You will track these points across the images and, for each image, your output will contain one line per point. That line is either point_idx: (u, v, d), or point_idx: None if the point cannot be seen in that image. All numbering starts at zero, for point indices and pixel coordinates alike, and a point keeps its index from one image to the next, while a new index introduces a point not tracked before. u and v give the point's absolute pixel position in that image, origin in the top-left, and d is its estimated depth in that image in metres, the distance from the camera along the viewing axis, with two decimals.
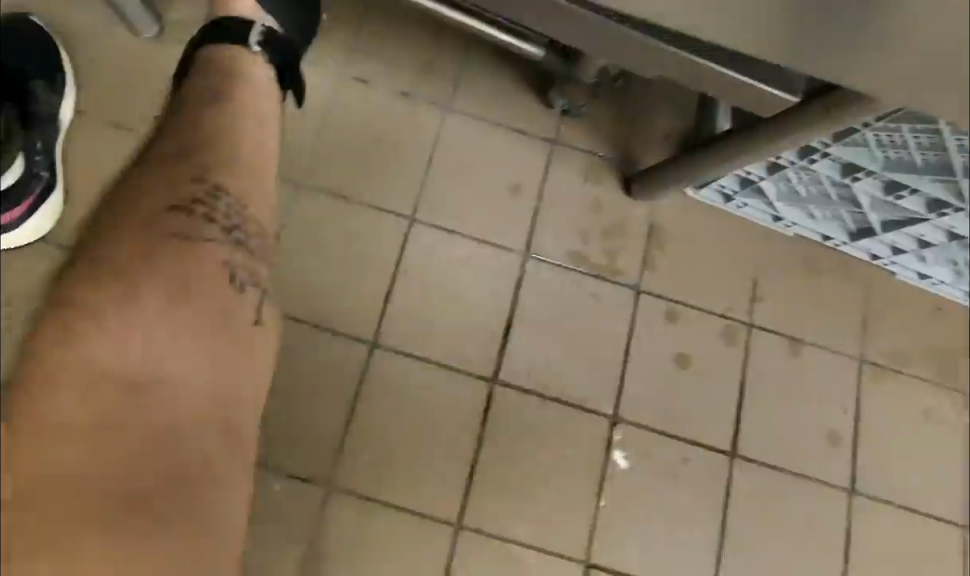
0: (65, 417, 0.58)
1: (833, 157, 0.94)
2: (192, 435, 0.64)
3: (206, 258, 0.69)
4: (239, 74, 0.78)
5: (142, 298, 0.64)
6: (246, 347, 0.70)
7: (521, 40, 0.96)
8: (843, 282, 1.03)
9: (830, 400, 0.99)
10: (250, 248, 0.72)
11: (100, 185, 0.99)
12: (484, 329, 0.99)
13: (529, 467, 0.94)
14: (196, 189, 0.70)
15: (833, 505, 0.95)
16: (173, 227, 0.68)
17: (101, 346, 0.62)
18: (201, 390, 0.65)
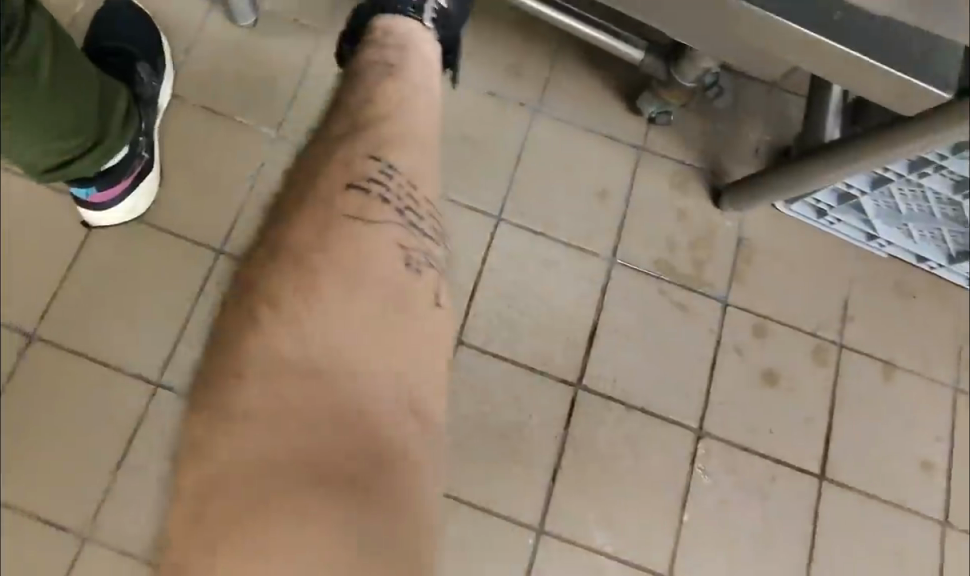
0: (250, 416, 0.49)
1: (949, 172, 0.94)
2: (388, 422, 0.51)
3: (380, 236, 0.57)
4: (406, 48, 0.71)
5: (320, 275, 0.54)
6: (434, 328, 0.58)
7: (622, 43, 1.02)
8: (934, 303, 1.07)
9: (922, 425, 1.00)
10: (424, 227, 0.60)
11: (218, 184, 1.13)
12: (570, 333, 1.02)
13: (614, 476, 0.95)
14: (368, 165, 0.60)
15: (919, 534, 0.96)
16: (349, 206, 0.58)
17: (285, 336, 0.52)
18: (385, 374, 0.53)
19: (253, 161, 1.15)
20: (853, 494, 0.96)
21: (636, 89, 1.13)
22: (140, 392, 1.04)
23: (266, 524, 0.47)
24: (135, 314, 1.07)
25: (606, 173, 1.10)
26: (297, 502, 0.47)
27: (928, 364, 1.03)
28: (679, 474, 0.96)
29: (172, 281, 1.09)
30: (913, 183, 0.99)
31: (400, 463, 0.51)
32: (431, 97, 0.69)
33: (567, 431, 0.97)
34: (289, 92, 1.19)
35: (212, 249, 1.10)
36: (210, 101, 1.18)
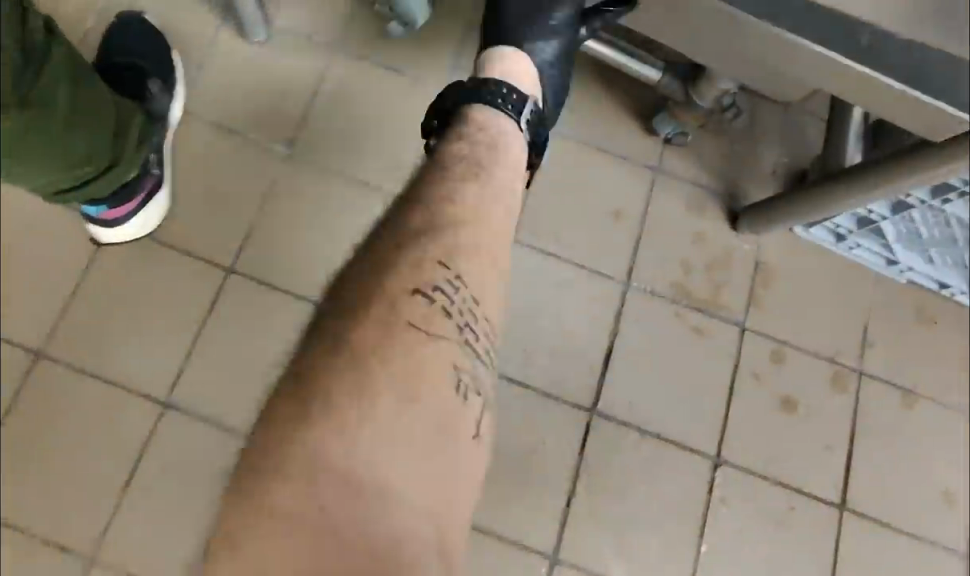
0: (287, 513, 0.46)
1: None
2: (414, 565, 0.47)
3: (428, 356, 0.55)
4: (498, 146, 0.68)
5: (377, 393, 0.51)
6: (470, 466, 0.55)
7: (641, 64, 1.01)
8: (954, 329, 1.05)
9: (945, 455, 0.98)
10: (477, 350, 0.58)
11: (229, 202, 1.12)
12: (584, 357, 1.00)
13: (629, 505, 0.93)
14: (437, 272, 0.58)
15: (942, 567, 0.93)
16: (411, 315, 0.55)
17: (334, 441, 0.48)
18: (421, 512, 0.49)
19: (263, 177, 1.14)
20: (876, 525, 0.94)
21: (654, 110, 1.12)
22: (147, 413, 1.03)
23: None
24: (144, 333, 1.06)
25: (621, 194, 1.09)
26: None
27: (949, 391, 1.01)
28: (696, 502, 0.94)
29: (180, 300, 1.07)
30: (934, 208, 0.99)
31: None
32: (512, 204, 0.67)
33: (581, 457, 0.95)
34: (301, 109, 1.18)
35: (222, 268, 1.09)
36: (222, 118, 1.17)
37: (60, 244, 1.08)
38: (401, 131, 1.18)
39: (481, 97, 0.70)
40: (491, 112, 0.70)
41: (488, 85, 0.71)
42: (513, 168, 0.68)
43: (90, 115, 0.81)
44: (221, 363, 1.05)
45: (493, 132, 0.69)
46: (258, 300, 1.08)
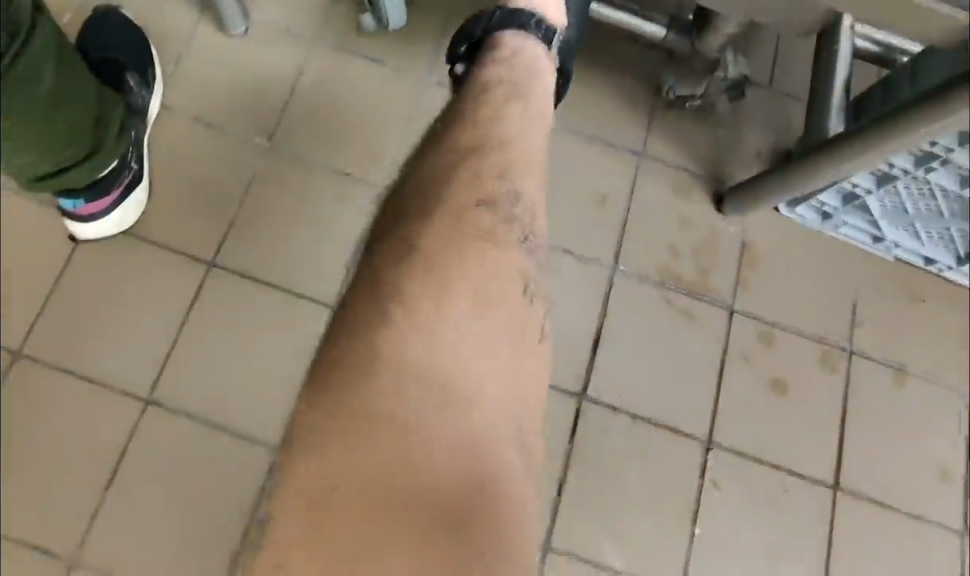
0: (376, 404, 0.52)
1: (953, 165, 0.92)
2: (495, 444, 0.54)
3: (501, 261, 0.60)
4: (532, 72, 0.69)
5: (452, 298, 0.57)
6: (538, 360, 0.61)
7: (643, 21, 1.02)
8: (943, 306, 1.04)
9: (937, 432, 0.97)
10: (539, 258, 0.64)
11: (210, 196, 1.10)
12: (572, 341, 0.99)
13: (621, 490, 0.92)
14: (501, 186, 0.62)
15: (938, 545, 0.93)
16: (481, 224, 0.60)
17: (415, 341, 0.54)
18: (498, 403, 0.55)
19: (243, 170, 1.12)
20: (869, 504, 0.93)
21: (653, 77, 1.12)
22: (129, 411, 1.01)
23: (372, 505, 0.50)
24: (125, 330, 1.04)
25: (607, 179, 1.08)
26: (404, 492, 0.51)
27: (940, 369, 1.01)
28: (688, 486, 0.93)
29: (162, 295, 1.05)
30: (918, 178, 0.97)
31: (499, 487, 0.53)
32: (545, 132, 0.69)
33: (572, 443, 0.94)
34: (281, 102, 1.16)
35: (202, 263, 1.07)
36: (201, 111, 1.15)
37: (37, 241, 1.06)
38: (383, 123, 1.16)
39: (514, 24, 0.70)
40: (525, 39, 0.70)
41: (521, 9, 0.71)
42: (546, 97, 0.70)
43: (74, 101, 0.80)
44: (204, 359, 1.03)
45: (526, 61, 0.70)
46: (240, 294, 1.06)
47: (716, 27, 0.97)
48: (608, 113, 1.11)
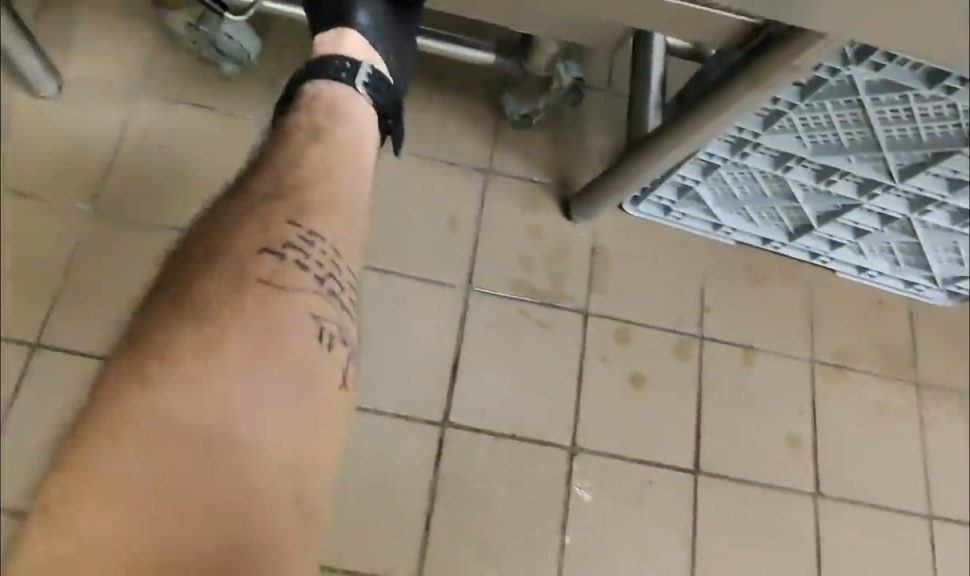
0: (136, 474, 0.51)
1: (766, 149, 0.86)
2: (274, 498, 0.54)
3: (291, 308, 0.59)
4: (336, 112, 0.68)
5: (225, 346, 0.56)
6: (338, 406, 0.60)
7: (471, 49, 1.01)
8: (786, 282, 1.08)
9: (788, 402, 1.02)
10: (341, 301, 0.62)
11: (30, 272, 1.01)
12: (433, 367, 0.98)
13: (490, 512, 0.91)
14: (291, 232, 0.61)
15: (796, 513, 0.96)
16: (264, 273, 0.59)
17: (179, 404, 0.53)
18: (280, 457, 0.55)
19: (65, 239, 1.03)
20: (729, 483, 0.96)
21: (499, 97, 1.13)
22: None
23: None
24: None
25: (450, 199, 1.07)
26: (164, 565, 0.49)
27: (786, 342, 1.05)
28: (557, 496, 0.93)
29: None
30: (737, 164, 0.90)
31: (267, 551, 0.52)
32: (363, 163, 0.68)
33: (437, 469, 0.92)
34: (105, 160, 1.07)
35: (24, 343, 0.98)
36: (12, 181, 1.05)
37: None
38: (218, 169, 1.09)
39: (320, 69, 0.70)
40: (331, 84, 0.70)
41: (328, 57, 0.71)
42: (357, 132, 0.68)
43: None
44: (37, 449, 0.94)
45: (331, 100, 0.69)
46: (73, 373, 0.97)
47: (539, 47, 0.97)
48: (445, 136, 1.10)
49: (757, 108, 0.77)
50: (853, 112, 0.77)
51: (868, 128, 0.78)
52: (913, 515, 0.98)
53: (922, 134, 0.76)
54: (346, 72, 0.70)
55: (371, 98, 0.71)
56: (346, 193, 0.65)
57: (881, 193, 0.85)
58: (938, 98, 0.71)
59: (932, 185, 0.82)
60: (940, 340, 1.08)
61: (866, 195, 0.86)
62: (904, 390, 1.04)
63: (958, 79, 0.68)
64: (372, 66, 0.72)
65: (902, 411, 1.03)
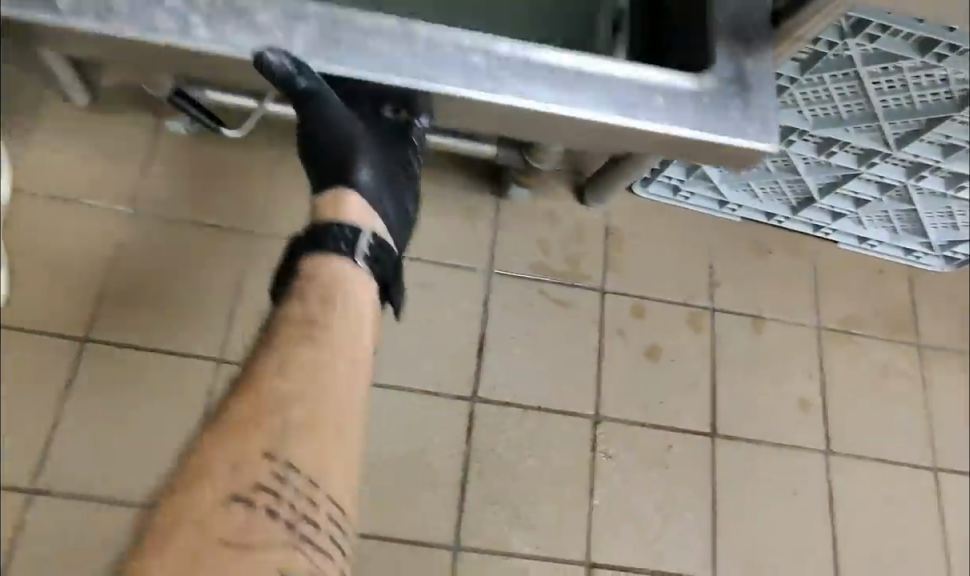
0: None
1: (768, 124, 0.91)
2: None
3: (261, 563, 0.53)
4: (333, 294, 0.65)
5: None
6: None
7: (473, 143, 1.02)
8: (791, 255, 1.13)
9: (797, 367, 1.07)
10: (317, 543, 0.56)
11: (77, 273, 1.06)
12: (460, 346, 1.03)
13: (521, 479, 0.96)
14: (265, 471, 0.56)
15: (809, 470, 1.01)
16: (227, 530, 0.53)
17: None
18: None
19: (110, 240, 1.08)
20: (745, 444, 1.02)
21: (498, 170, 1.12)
22: (15, 503, 0.96)
23: None
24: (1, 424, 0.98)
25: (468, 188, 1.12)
26: None
27: (793, 311, 1.10)
28: (583, 462, 0.98)
29: (36, 378, 1.01)
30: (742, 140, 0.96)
31: None
32: (355, 361, 0.64)
33: (468, 441, 0.97)
34: (140, 167, 1.12)
35: (77, 340, 1.03)
36: (52, 187, 1.09)
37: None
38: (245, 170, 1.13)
39: (318, 240, 0.67)
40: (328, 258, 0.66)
41: (329, 223, 0.68)
42: (354, 318, 0.65)
43: None
44: (91, 438, 0.99)
45: (329, 276, 0.66)
46: (123, 364, 1.02)
47: (544, 152, 0.97)
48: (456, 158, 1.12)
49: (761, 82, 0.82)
50: (851, 84, 0.81)
51: (865, 99, 0.82)
52: (920, 468, 1.03)
53: (916, 103, 0.81)
54: (345, 243, 0.67)
55: (371, 269, 0.68)
56: (334, 399, 0.61)
57: (880, 161, 0.91)
58: (929, 66, 0.75)
59: (926, 151, 0.87)
60: (939, 303, 1.13)
61: (864, 164, 0.91)
62: (907, 352, 1.10)
63: (948, 46, 0.72)
64: (372, 232, 0.69)
65: (907, 372, 1.09)
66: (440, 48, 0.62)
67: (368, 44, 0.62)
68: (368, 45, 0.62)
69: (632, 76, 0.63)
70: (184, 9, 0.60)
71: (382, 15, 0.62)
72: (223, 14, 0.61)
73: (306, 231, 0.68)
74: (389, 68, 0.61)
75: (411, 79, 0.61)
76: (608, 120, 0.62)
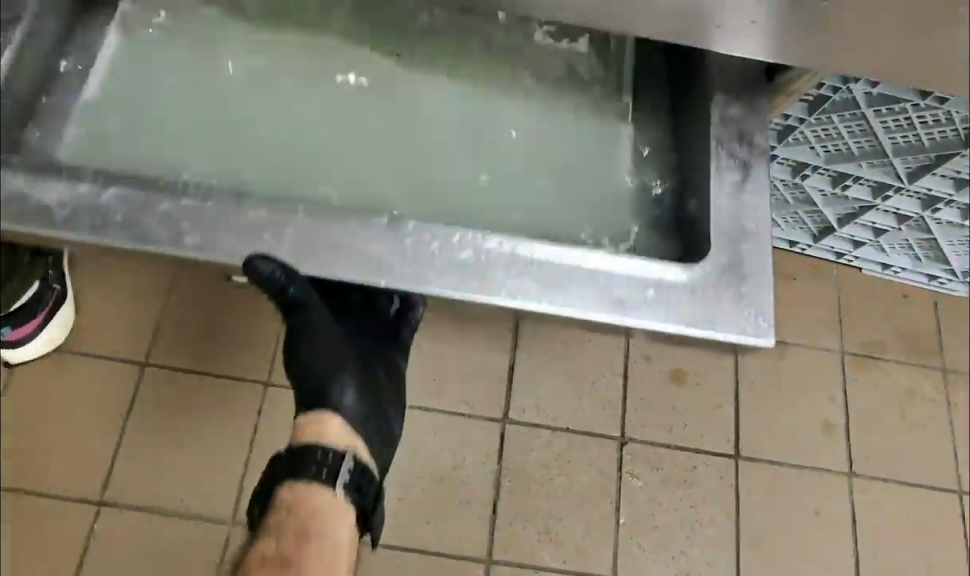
0: None
1: (782, 160, 0.95)
2: None
3: None
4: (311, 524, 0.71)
5: None
6: None
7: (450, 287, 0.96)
8: (814, 280, 1.16)
9: (820, 391, 1.10)
10: None
11: (134, 299, 1.10)
12: (492, 369, 1.06)
13: (553, 496, 1.00)
14: None
15: (833, 493, 1.04)
16: None
17: None
18: None
19: None
20: (768, 465, 1.05)
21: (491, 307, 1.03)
22: (84, 517, 1.00)
23: None
24: (70, 442, 1.03)
25: None
26: None
27: (816, 336, 1.13)
28: (610, 481, 1.02)
29: (102, 399, 1.05)
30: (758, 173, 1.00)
31: None
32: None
33: (501, 461, 1.02)
34: None
35: (137, 364, 1.07)
36: None
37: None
38: None
39: (299, 466, 0.73)
40: (312, 480, 0.73)
41: (311, 447, 0.74)
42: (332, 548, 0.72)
43: None
44: (154, 456, 1.03)
45: (308, 503, 0.72)
46: (185, 387, 1.06)
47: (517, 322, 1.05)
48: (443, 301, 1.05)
49: (772, 123, 0.87)
50: (859, 124, 0.85)
51: (873, 137, 0.86)
52: (944, 490, 1.05)
53: (923, 140, 0.85)
54: (325, 471, 0.73)
55: (351, 494, 0.74)
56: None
57: (894, 194, 0.94)
58: (933, 107, 0.79)
59: (939, 185, 0.91)
60: (962, 328, 1.15)
61: (880, 197, 0.95)
62: (930, 375, 1.12)
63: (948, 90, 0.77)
64: (353, 458, 0.75)
65: (930, 395, 1.11)
66: (427, 248, 0.57)
67: (359, 246, 0.57)
68: (355, 246, 0.57)
69: (626, 266, 0.57)
70: (178, 217, 0.56)
71: (368, 215, 0.58)
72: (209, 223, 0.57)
73: (290, 453, 0.75)
74: (376, 269, 0.56)
75: (398, 280, 0.56)
76: (599, 315, 0.56)
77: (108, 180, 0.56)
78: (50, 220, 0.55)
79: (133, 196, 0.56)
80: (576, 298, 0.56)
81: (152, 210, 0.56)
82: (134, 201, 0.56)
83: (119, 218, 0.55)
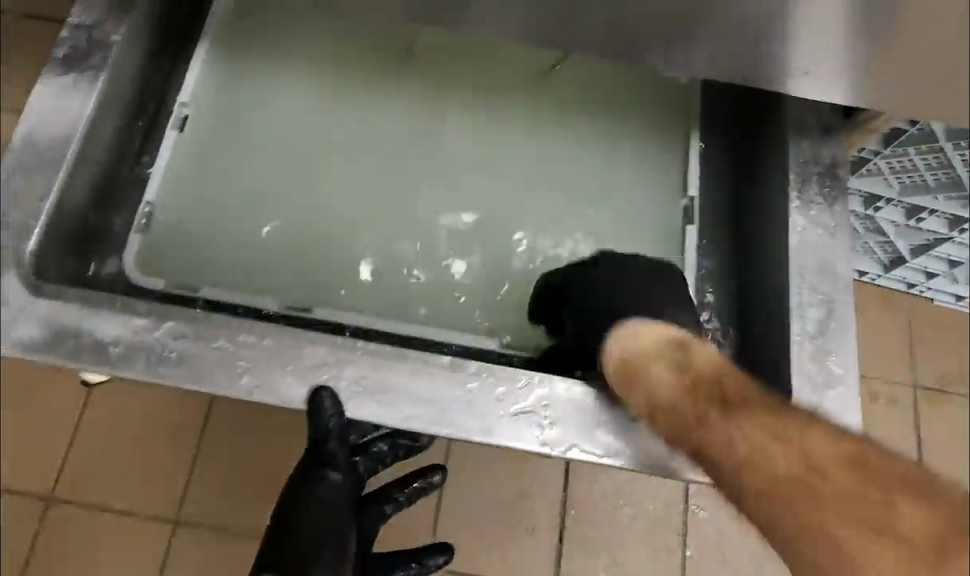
0: None
1: (854, 191, 0.94)
2: None
3: None
4: None
5: None
6: None
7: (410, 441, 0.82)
8: (883, 311, 1.13)
9: (892, 425, 1.07)
10: None
11: None
12: None
13: (619, 525, 1.00)
14: None
15: None
16: None
17: None
18: None
19: None
20: None
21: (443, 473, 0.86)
22: (160, 537, 0.97)
23: None
24: (143, 463, 1.00)
25: None
26: None
27: (888, 369, 1.10)
28: (676, 512, 1.00)
29: (171, 419, 1.01)
30: None
31: None
32: None
33: (566, 490, 1.01)
34: None
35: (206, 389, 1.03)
36: None
37: (31, 390, 1.02)
38: None
39: None
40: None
41: None
42: None
43: None
44: (229, 475, 0.99)
45: None
46: (255, 416, 1.02)
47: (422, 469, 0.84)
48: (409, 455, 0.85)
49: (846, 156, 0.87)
50: (936, 157, 0.84)
51: (952, 170, 0.85)
52: None
53: None
54: None
55: None
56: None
57: None
58: None
59: None
60: None
61: (956, 229, 0.94)
62: None
63: None
64: None
65: None
66: (481, 396, 0.58)
67: (417, 390, 0.58)
68: (415, 394, 0.58)
69: None
70: (232, 356, 0.58)
71: (415, 359, 0.58)
72: (256, 366, 0.58)
73: None
74: (436, 418, 0.57)
75: (461, 431, 0.57)
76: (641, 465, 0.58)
77: (161, 316, 0.58)
78: (108, 361, 0.57)
79: (186, 331, 0.58)
80: (628, 451, 0.58)
81: (206, 345, 0.58)
82: (189, 336, 0.58)
83: (172, 355, 0.57)
